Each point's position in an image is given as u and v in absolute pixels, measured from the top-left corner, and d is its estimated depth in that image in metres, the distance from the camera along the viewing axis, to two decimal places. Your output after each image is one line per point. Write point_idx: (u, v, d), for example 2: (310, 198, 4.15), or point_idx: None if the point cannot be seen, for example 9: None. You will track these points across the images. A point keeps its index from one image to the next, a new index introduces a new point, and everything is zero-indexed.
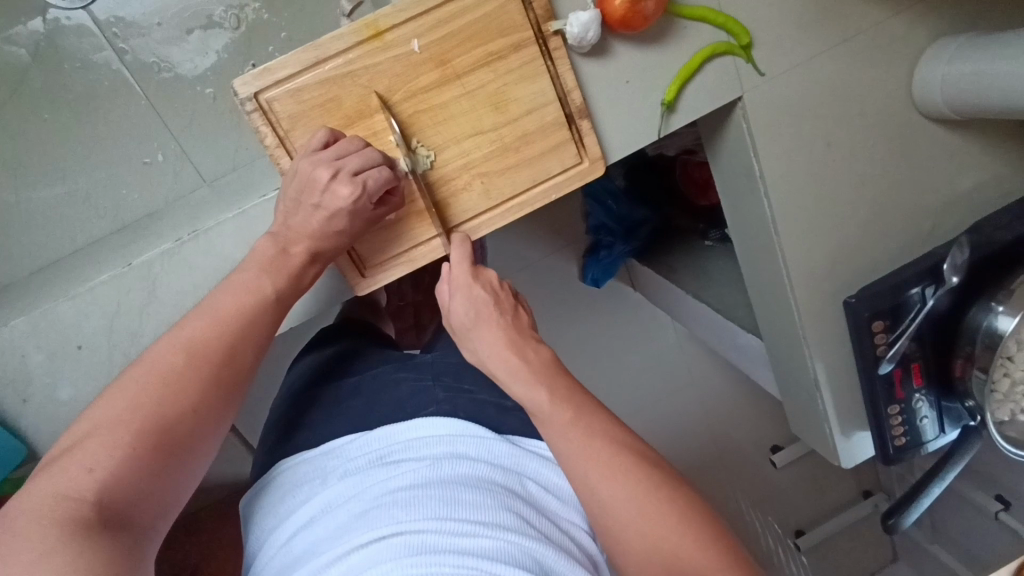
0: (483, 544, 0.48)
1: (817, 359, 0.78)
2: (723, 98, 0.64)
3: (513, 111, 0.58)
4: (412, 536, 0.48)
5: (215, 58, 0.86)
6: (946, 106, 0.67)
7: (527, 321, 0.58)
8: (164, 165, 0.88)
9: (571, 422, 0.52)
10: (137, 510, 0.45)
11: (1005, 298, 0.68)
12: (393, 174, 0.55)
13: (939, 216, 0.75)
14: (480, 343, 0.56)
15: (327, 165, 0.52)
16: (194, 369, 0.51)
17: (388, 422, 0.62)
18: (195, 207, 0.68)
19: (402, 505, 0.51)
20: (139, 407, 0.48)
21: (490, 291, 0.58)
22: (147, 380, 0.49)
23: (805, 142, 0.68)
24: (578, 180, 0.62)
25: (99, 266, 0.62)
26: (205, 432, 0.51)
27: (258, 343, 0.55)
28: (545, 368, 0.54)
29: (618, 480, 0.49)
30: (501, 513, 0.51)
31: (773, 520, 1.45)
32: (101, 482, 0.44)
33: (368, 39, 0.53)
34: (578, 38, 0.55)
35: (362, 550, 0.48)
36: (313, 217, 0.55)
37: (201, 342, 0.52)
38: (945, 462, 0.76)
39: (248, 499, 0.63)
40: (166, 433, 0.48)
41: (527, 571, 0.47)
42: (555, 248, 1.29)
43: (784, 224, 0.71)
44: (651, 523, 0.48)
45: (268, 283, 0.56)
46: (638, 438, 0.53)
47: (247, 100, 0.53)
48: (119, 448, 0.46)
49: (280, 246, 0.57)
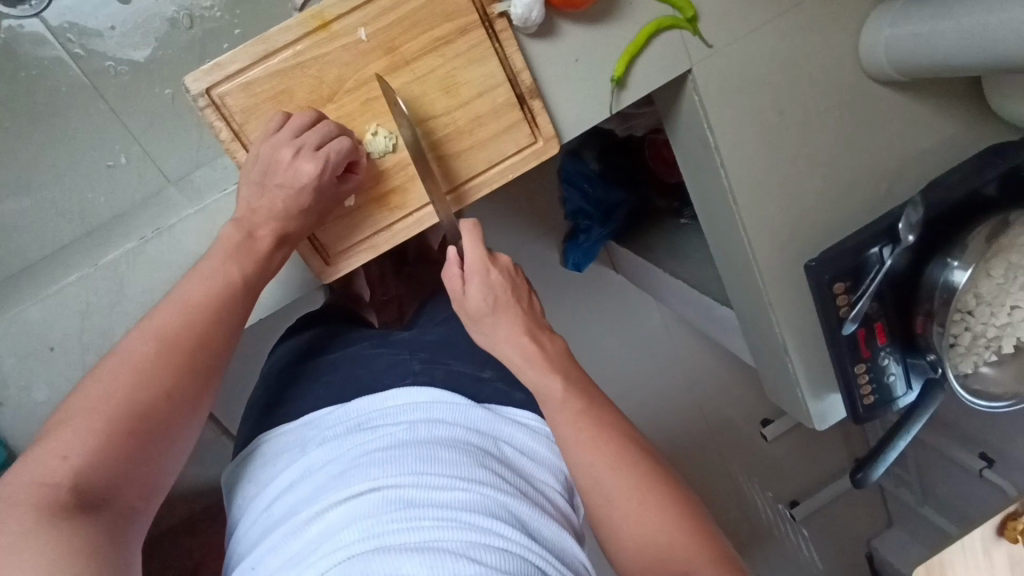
0: (459, 496, 0.50)
1: (783, 323, 0.80)
2: (672, 72, 0.65)
3: (463, 94, 0.59)
4: (389, 491, 0.49)
5: (174, 61, 0.87)
6: (891, 69, 0.68)
7: (539, 312, 0.62)
8: (128, 168, 0.88)
9: (581, 408, 0.55)
10: (115, 495, 0.46)
11: (959, 253, 0.71)
12: (354, 144, 0.56)
13: (895, 177, 0.76)
14: (497, 329, 0.59)
15: (288, 144, 0.54)
16: (166, 356, 0.51)
17: (364, 395, 0.62)
18: (159, 207, 0.69)
19: (380, 463, 0.52)
20: (111, 397, 0.48)
21: (506, 278, 0.61)
22: (117, 368, 0.49)
23: (757, 110, 0.70)
24: (534, 159, 0.63)
25: (65, 268, 0.63)
26: (182, 419, 0.51)
27: (229, 329, 0.55)
28: (561, 358, 0.59)
29: (610, 460, 0.52)
30: (477, 470, 0.53)
31: (771, 492, 1.49)
32: (77, 469, 0.45)
33: (315, 30, 0.54)
34: (522, 19, 0.56)
35: (342, 506, 0.49)
36: (276, 199, 0.56)
37: (173, 328, 0.52)
38: (909, 416, 0.78)
39: (230, 471, 0.64)
40: (140, 421, 0.48)
41: (503, 521, 0.49)
42: (533, 234, 1.30)
43: (742, 192, 0.73)
44: (636, 499, 0.51)
45: (232, 270, 0.56)
46: (631, 425, 0.56)
47: (199, 96, 0.54)
48: (92, 436, 0.46)
49: (245, 231, 0.57)
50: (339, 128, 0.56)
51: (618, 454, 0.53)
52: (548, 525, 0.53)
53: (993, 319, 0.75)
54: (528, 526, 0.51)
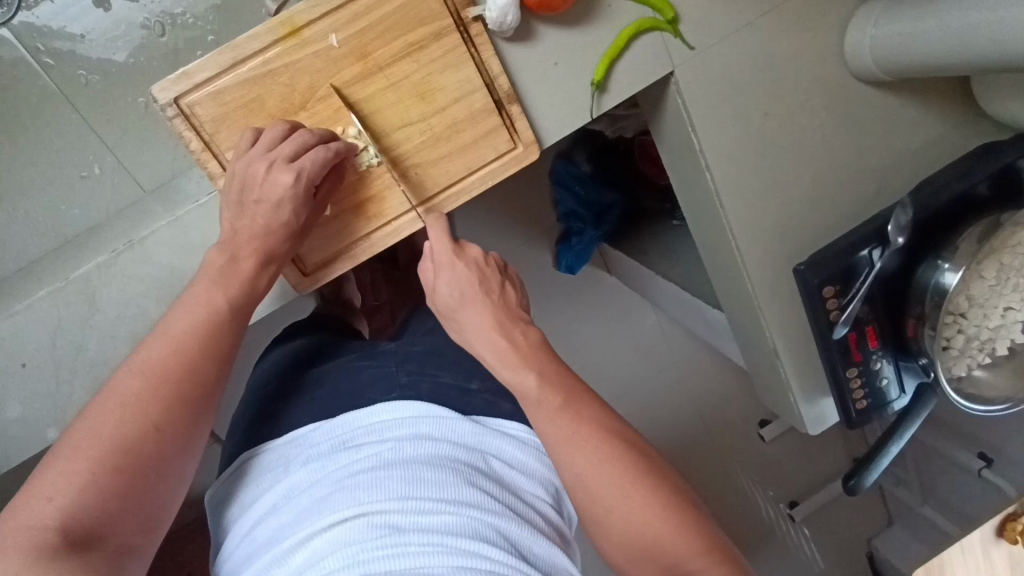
0: (446, 520, 0.49)
1: (775, 328, 0.79)
2: (653, 75, 0.64)
3: (440, 100, 0.58)
4: (374, 516, 0.48)
5: (150, 69, 0.86)
6: (877, 68, 0.67)
7: (514, 300, 0.59)
8: (101, 178, 0.87)
9: (560, 407, 0.53)
10: (106, 535, 0.45)
11: (950, 255, 0.70)
12: (330, 153, 0.54)
13: (886, 177, 0.75)
14: (466, 322, 0.58)
15: (261, 158, 0.53)
16: (154, 389, 0.50)
17: (349, 409, 0.60)
18: (134, 218, 0.68)
19: (365, 487, 0.50)
20: (98, 434, 0.47)
21: (474, 268, 0.59)
22: (104, 403, 0.48)
23: (742, 112, 0.68)
24: (514, 165, 0.62)
25: (37, 284, 0.62)
26: (174, 451, 0.50)
27: (221, 355, 0.54)
28: (531, 350, 0.56)
29: (592, 454, 0.51)
30: (465, 489, 0.51)
31: (774, 493, 1.47)
32: (63, 510, 0.44)
33: (285, 36, 0.53)
34: (498, 22, 0.55)
35: (327, 533, 0.48)
36: (257, 215, 0.55)
37: (161, 360, 0.51)
38: (902, 421, 0.77)
39: (216, 488, 0.61)
40: (129, 457, 0.47)
41: (493, 545, 0.48)
42: (525, 237, 1.29)
43: (729, 196, 0.71)
44: (623, 494, 0.50)
45: (218, 295, 0.55)
46: (615, 415, 0.54)
47: (167, 106, 0.53)
48: (77, 475, 0.45)
49: (229, 254, 0.56)
50: (317, 135, 0.55)
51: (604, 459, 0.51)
52: (539, 543, 0.52)
53: (986, 320, 0.74)
54: (518, 545, 0.51)
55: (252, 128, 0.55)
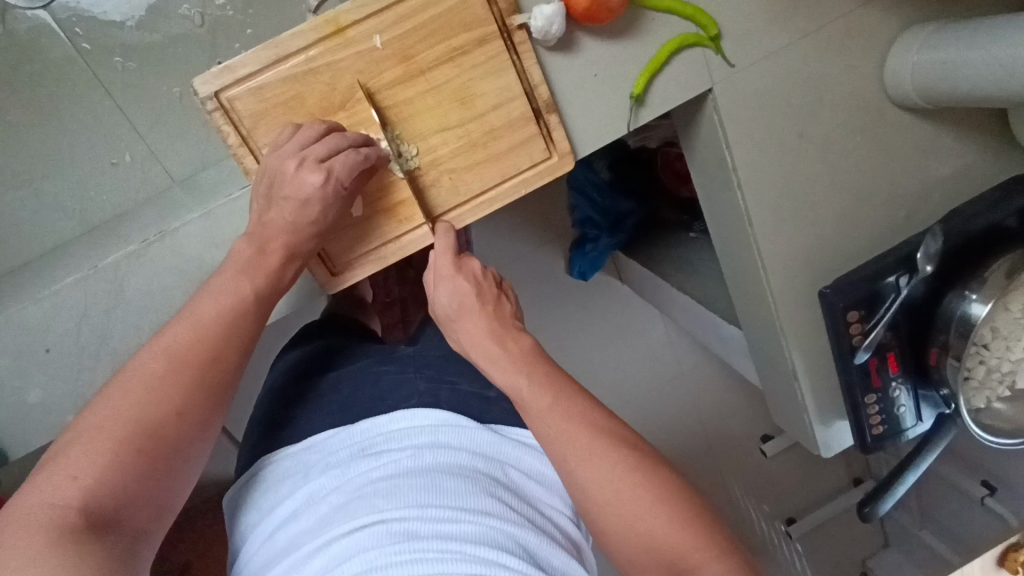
0: (465, 529, 0.48)
1: (795, 350, 0.78)
2: (693, 90, 0.63)
3: (479, 106, 0.58)
4: (394, 523, 0.47)
5: (184, 58, 0.86)
6: (916, 95, 0.67)
7: (510, 310, 0.58)
8: (130, 165, 0.87)
9: (560, 414, 0.52)
10: (126, 517, 0.44)
11: (977, 287, 0.69)
12: (361, 156, 0.54)
13: (915, 205, 0.75)
14: (462, 332, 0.57)
15: (294, 156, 0.53)
16: (178, 373, 0.49)
17: (369, 416, 0.60)
18: (163, 208, 0.67)
19: (384, 494, 0.50)
20: (122, 415, 0.46)
21: (472, 280, 0.58)
22: (128, 385, 0.48)
23: (777, 132, 0.68)
24: (548, 175, 0.61)
25: (64, 269, 0.62)
26: (195, 435, 0.49)
27: (243, 342, 0.53)
28: (527, 355, 0.55)
29: (591, 458, 0.50)
30: (484, 499, 0.51)
31: (768, 508, 1.46)
32: (86, 489, 0.43)
33: (330, 35, 0.53)
34: (542, 32, 0.55)
35: (344, 540, 0.47)
36: (284, 211, 0.54)
37: (184, 345, 0.50)
38: (920, 450, 0.76)
39: (232, 492, 0.61)
40: (152, 439, 0.47)
41: (512, 555, 0.47)
42: (541, 242, 1.29)
43: (759, 216, 0.71)
44: (626, 498, 0.49)
45: (245, 284, 0.54)
46: (615, 417, 0.54)
47: (208, 99, 0.52)
48: (101, 455, 0.44)
49: (257, 245, 0.55)
50: (350, 139, 0.54)
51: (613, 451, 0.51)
52: (558, 556, 0.51)
53: (1007, 352, 0.74)
54: (537, 556, 0.50)
55: (291, 126, 0.55)
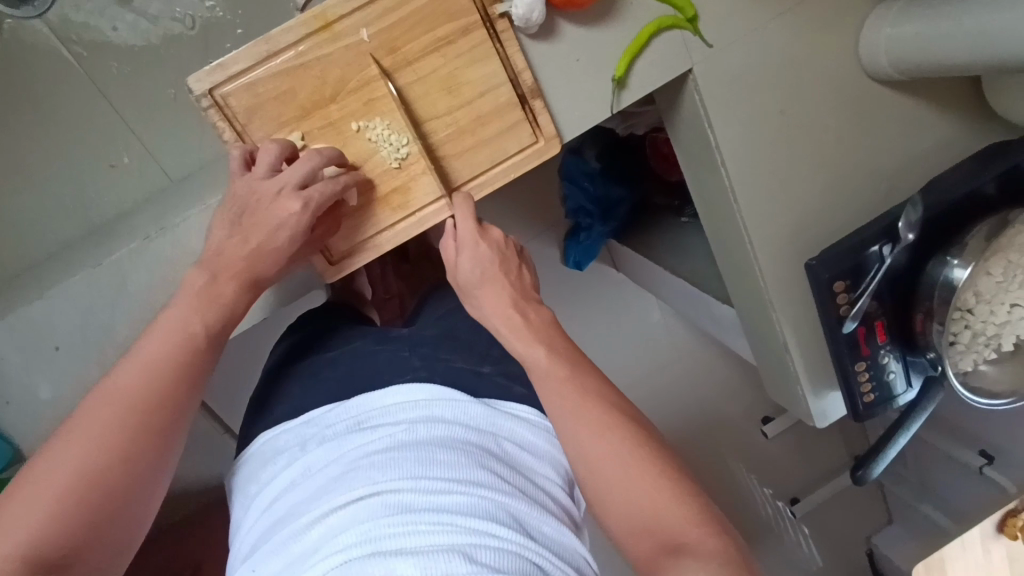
0: (457, 500, 0.50)
1: (783, 321, 0.80)
2: (673, 71, 0.66)
3: (466, 94, 0.59)
4: (388, 495, 0.49)
5: (177, 61, 0.88)
6: (893, 68, 0.68)
7: (529, 281, 0.62)
8: (129, 167, 0.89)
9: (565, 374, 0.55)
10: (77, 557, 0.46)
11: (959, 252, 0.71)
12: (337, 185, 0.56)
13: (896, 176, 0.77)
14: (485, 300, 0.60)
15: (271, 182, 0.54)
16: (131, 411, 0.50)
17: (364, 391, 0.62)
18: (162, 205, 0.69)
19: (380, 467, 0.52)
20: (66, 462, 0.47)
21: (496, 248, 0.61)
22: (73, 431, 0.48)
23: (758, 109, 0.70)
24: (536, 158, 0.63)
25: (68, 266, 0.64)
26: (144, 476, 0.50)
27: (190, 382, 0.53)
28: (545, 328, 0.59)
29: (595, 427, 0.53)
30: (476, 471, 0.53)
31: (769, 490, 1.48)
32: (31, 538, 0.44)
33: (318, 30, 0.54)
34: (523, 19, 0.56)
35: (341, 511, 0.49)
36: (248, 236, 0.56)
37: (135, 384, 0.51)
38: (910, 414, 0.79)
39: (234, 467, 0.64)
40: (99, 485, 0.47)
41: (502, 524, 0.49)
42: (535, 232, 1.31)
43: (743, 191, 0.73)
44: (625, 467, 0.51)
45: (197, 320, 0.54)
46: (621, 396, 0.56)
47: (202, 97, 0.54)
48: (45, 504, 0.45)
49: (210, 276, 0.56)
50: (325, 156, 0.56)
51: (609, 420, 0.53)
52: (548, 523, 0.53)
53: (992, 316, 0.75)
54: (528, 525, 0.52)
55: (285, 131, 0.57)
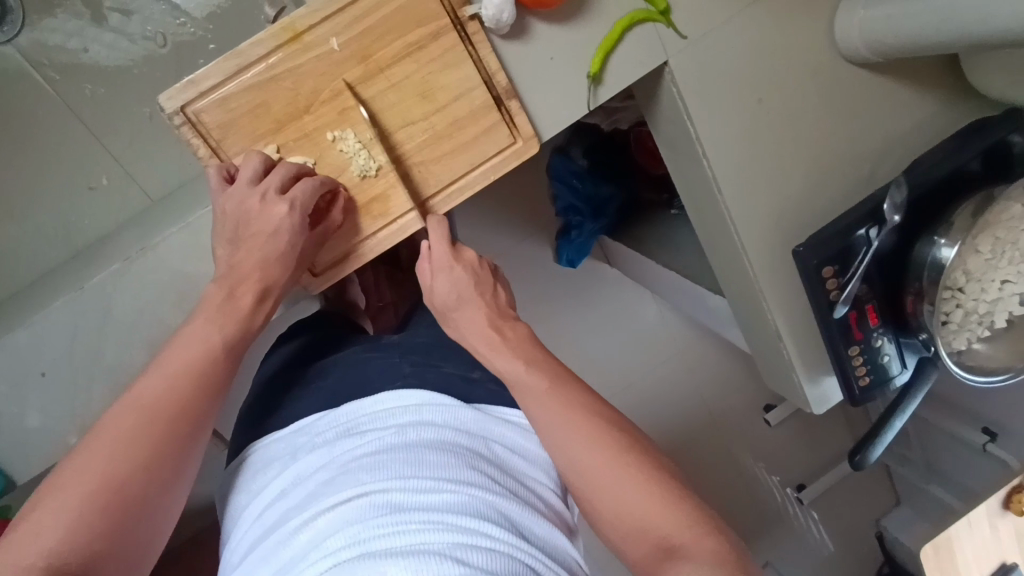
0: (448, 498, 0.49)
1: (775, 309, 0.80)
2: (648, 65, 0.65)
3: (441, 99, 0.59)
4: (378, 496, 0.49)
5: (151, 79, 0.91)
6: (868, 50, 0.68)
7: (504, 300, 0.62)
8: (108, 188, 0.91)
9: (547, 389, 0.55)
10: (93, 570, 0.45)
11: (946, 231, 0.71)
12: (316, 182, 0.56)
13: (879, 157, 0.76)
14: (463, 321, 0.60)
15: (253, 192, 0.54)
16: (148, 427, 0.49)
17: (354, 398, 0.61)
18: (144, 226, 0.69)
19: (370, 468, 0.52)
20: (87, 473, 0.46)
21: (469, 271, 0.62)
22: (95, 442, 0.47)
23: (737, 98, 0.70)
24: (515, 159, 0.63)
25: (52, 292, 0.64)
26: (162, 488, 0.49)
27: (212, 392, 0.52)
28: (523, 341, 0.59)
29: (581, 433, 0.53)
30: (466, 471, 0.53)
31: (778, 477, 1.47)
32: (50, 549, 0.43)
33: (288, 41, 0.54)
34: (494, 20, 0.56)
35: (330, 513, 0.49)
36: (253, 249, 0.55)
37: (153, 400, 0.50)
38: (904, 395, 0.79)
39: (224, 477, 0.63)
40: (119, 496, 0.47)
41: (493, 522, 0.49)
42: (525, 233, 1.31)
43: (726, 182, 0.73)
44: (613, 470, 0.51)
45: (213, 334, 0.53)
46: (604, 401, 0.56)
47: (174, 114, 0.54)
48: (66, 514, 0.45)
49: (226, 291, 0.54)
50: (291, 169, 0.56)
51: (599, 428, 0.53)
52: (539, 524, 0.53)
53: (984, 294, 0.75)
54: (519, 525, 0.51)
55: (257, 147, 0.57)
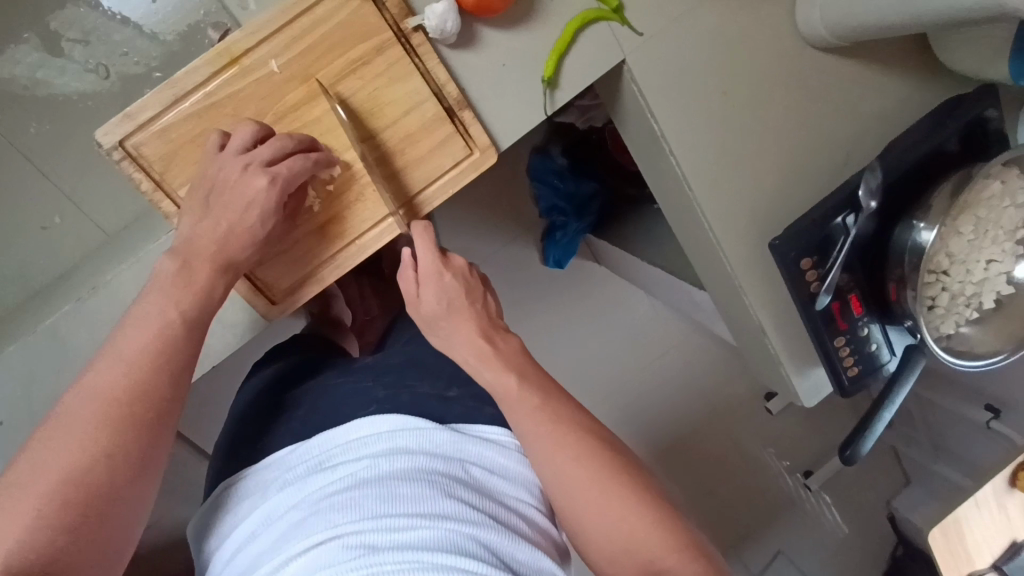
0: (422, 535, 0.48)
1: (757, 305, 0.78)
2: (604, 65, 0.64)
3: (390, 114, 0.59)
4: (349, 537, 0.47)
5: (94, 109, 0.84)
6: (830, 34, 0.66)
7: (493, 308, 0.61)
8: (62, 228, 0.87)
9: (539, 403, 0.53)
10: (62, 568, 0.43)
11: (924, 215, 0.69)
12: (309, 159, 0.54)
13: (853, 141, 0.74)
14: (453, 331, 0.57)
15: (236, 160, 0.52)
16: (102, 416, 0.46)
17: (326, 429, 0.59)
18: (100, 261, 0.68)
19: (340, 508, 0.50)
20: (44, 470, 0.44)
21: (460, 279, 0.59)
22: (50, 436, 0.45)
23: (700, 92, 0.68)
24: (473, 170, 0.63)
25: (8, 338, 0.62)
26: (128, 479, 0.47)
27: (172, 373, 0.50)
28: (513, 355, 0.57)
29: (567, 452, 0.51)
30: (442, 502, 0.51)
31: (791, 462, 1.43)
32: (13, 552, 0.41)
33: (226, 66, 0.53)
34: (438, 30, 0.56)
35: (301, 559, 0.47)
36: (220, 220, 0.53)
37: (110, 387, 0.47)
38: (892, 385, 0.77)
39: (200, 517, 0.60)
40: (81, 489, 0.44)
41: (470, 557, 0.47)
42: (509, 239, 1.27)
43: (696, 178, 0.71)
44: (598, 491, 0.49)
45: (172, 308, 0.51)
46: (592, 416, 0.54)
47: (113, 149, 0.53)
48: (24, 514, 0.42)
49: (182, 261, 0.52)
50: (297, 141, 0.54)
51: (587, 446, 0.51)
52: (521, 549, 0.52)
53: (969, 275, 0.73)
54: (500, 554, 0.50)
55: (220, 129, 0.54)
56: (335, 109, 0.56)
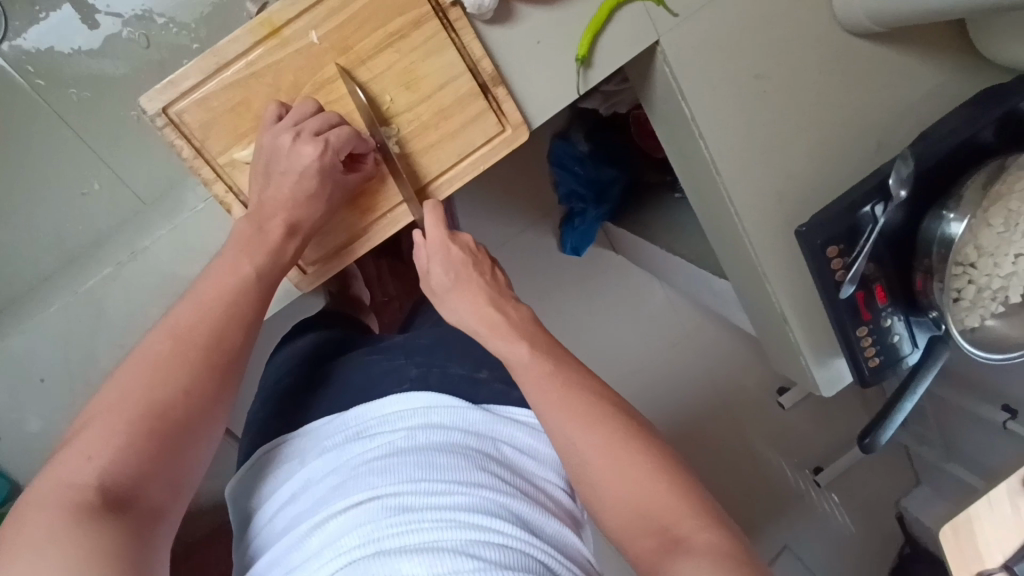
0: (459, 499, 0.49)
1: (783, 296, 0.78)
2: (638, 45, 0.64)
3: (425, 88, 0.59)
4: (387, 498, 0.48)
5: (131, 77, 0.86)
6: (868, 19, 0.65)
7: (503, 279, 0.61)
8: (100, 194, 0.88)
9: (544, 368, 0.53)
10: (143, 491, 0.43)
11: (955, 205, 0.68)
12: (354, 132, 0.56)
13: (884, 131, 0.74)
14: (460, 303, 0.58)
15: (288, 130, 0.53)
16: (183, 354, 0.48)
17: (362, 402, 0.61)
18: (136, 228, 0.70)
19: (378, 473, 0.51)
20: (129, 395, 0.45)
21: (467, 252, 0.60)
22: (133, 366, 0.47)
23: (734, 74, 0.68)
24: (504, 147, 0.64)
25: (48, 298, 0.64)
26: (206, 416, 0.48)
27: (246, 323, 0.52)
28: (522, 323, 0.57)
29: (577, 419, 0.50)
30: (477, 473, 0.52)
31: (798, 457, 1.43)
32: (102, 468, 0.42)
33: (267, 36, 0.54)
34: (476, 5, 0.56)
35: (339, 517, 0.48)
36: (282, 185, 0.55)
37: (188, 327, 0.49)
38: (914, 376, 0.78)
39: (237, 483, 0.61)
40: (163, 417, 0.45)
41: (505, 520, 0.48)
42: (529, 222, 1.27)
43: (726, 162, 0.71)
44: (609, 454, 0.48)
45: (246, 261, 0.54)
46: (600, 379, 0.54)
47: (156, 116, 0.54)
48: (113, 434, 0.43)
49: (256, 224, 0.55)
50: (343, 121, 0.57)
51: (592, 406, 0.51)
52: (548, 522, 0.53)
53: (997, 269, 0.72)
54: (528, 523, 0.51)
55: (264, 99, 0.56)
56: (356, 93, 0.56)
